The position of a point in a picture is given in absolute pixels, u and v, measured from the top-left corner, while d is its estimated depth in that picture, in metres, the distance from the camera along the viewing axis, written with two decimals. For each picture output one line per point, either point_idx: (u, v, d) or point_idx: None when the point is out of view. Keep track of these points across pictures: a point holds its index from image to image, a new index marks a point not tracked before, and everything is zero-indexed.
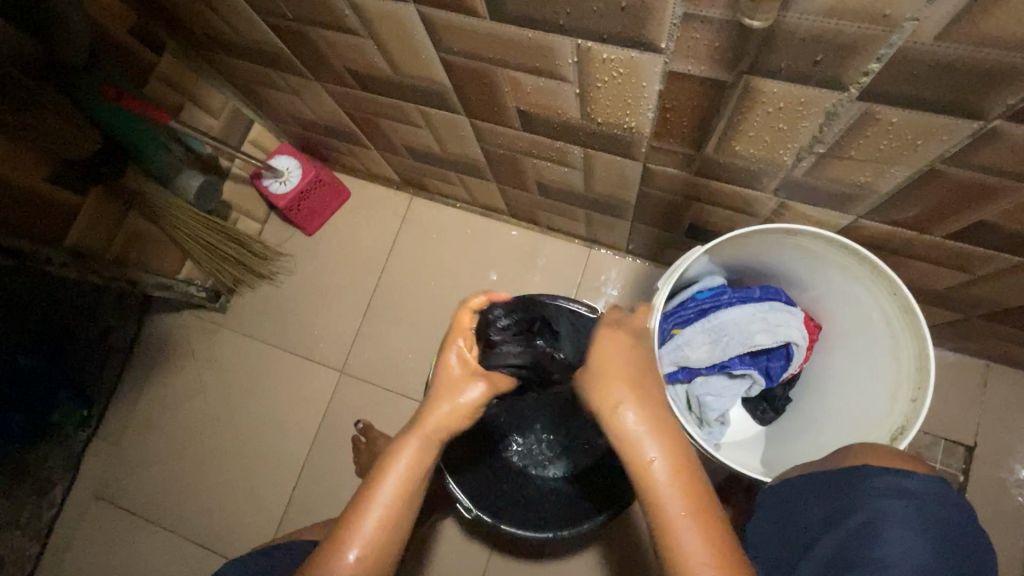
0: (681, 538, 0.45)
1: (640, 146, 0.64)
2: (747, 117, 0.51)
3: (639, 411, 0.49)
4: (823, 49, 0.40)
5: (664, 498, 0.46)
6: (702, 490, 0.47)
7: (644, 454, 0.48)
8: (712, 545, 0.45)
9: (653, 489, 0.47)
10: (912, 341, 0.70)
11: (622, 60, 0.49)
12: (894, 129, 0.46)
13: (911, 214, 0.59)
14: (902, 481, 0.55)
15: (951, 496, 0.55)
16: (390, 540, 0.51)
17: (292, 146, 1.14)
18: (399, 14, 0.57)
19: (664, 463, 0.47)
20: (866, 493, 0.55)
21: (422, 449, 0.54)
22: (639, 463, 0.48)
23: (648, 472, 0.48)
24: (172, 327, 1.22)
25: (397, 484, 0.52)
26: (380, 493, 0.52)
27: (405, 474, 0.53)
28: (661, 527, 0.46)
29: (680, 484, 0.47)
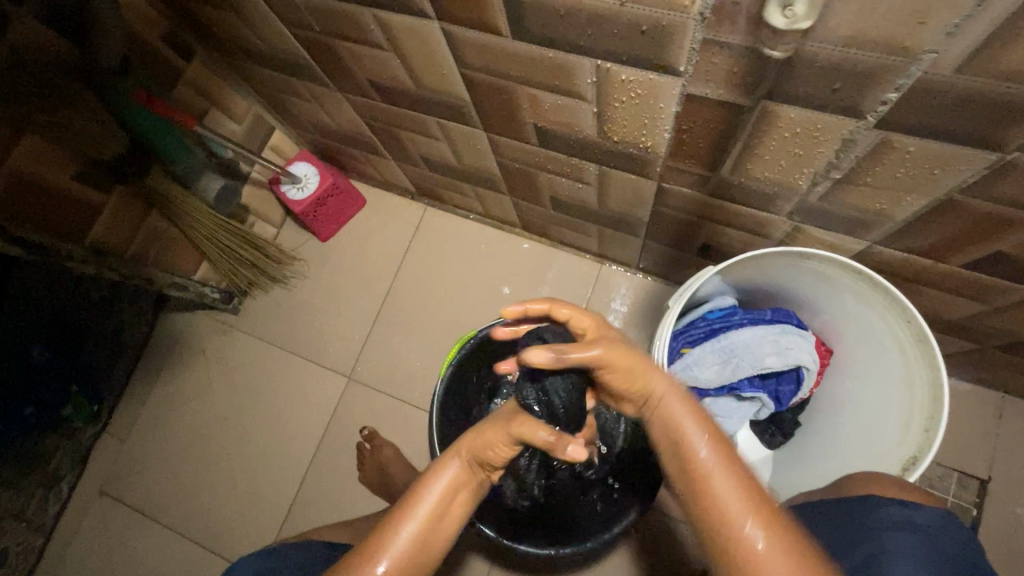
0: (718, 494, 0.44)
1: (655, 166, 0.65)
2: (763, 141, 0.52)
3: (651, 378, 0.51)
4: (842, 77, 0.41)
5: (696, 458, 0.46)
6: (732, 453, 0.47)
7: (676, 423, 0.49)
8: (747, 492, 0.44)
9: (686, 449, 0.47)
10: (926, 370, 0.69)
11: (640, 82, 0.50)
12: (910, 158, 0.46)
13: (928, 242, 0.58)
14: (913, 515, 0.54)
15: (964, 534, 0.54)
16: (424, 556, 0.50)
17: (311, 153, 1.16)
18: (423, 31, 0.59)
19: (692, 425, 0.48)
20: (875, 523, 0.55)
21: (460, 476, 0.54)
22: (673, 429, 0.48)
23: (676, 436, 0.48)
24: (185, 327, 1.24)
25: (438, 496, 0.52)
26: (422, 505, 0.52)
27: (449, 491, 0.53)
28: (695, 487, 0.46)
29: (711, 441, 0.47)
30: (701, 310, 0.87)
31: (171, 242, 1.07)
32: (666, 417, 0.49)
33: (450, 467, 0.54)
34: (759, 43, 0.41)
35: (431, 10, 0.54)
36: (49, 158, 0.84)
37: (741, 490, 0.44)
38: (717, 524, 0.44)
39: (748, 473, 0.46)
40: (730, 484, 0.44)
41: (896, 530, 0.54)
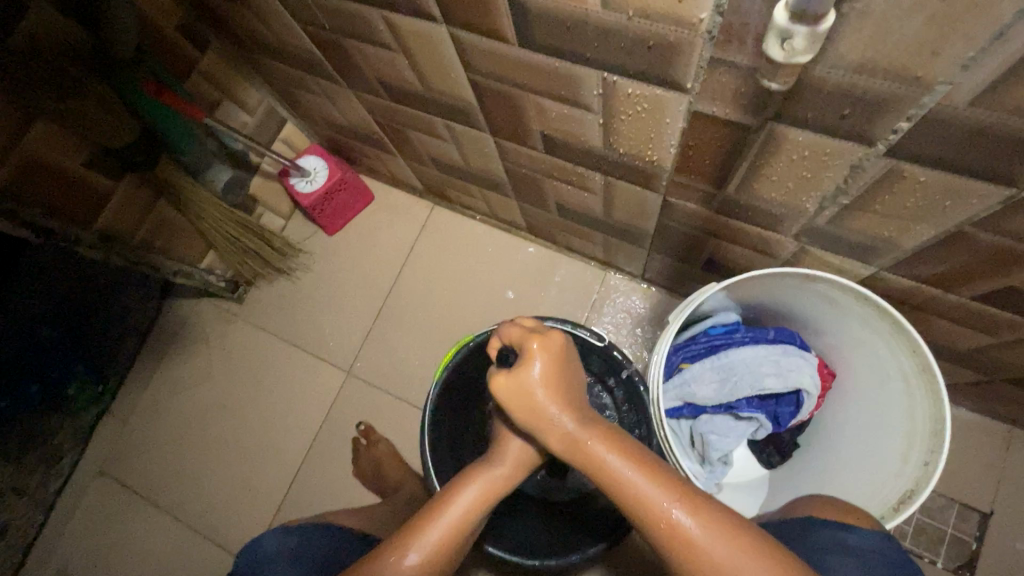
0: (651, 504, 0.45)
1: (660, 179, 0.64)
2: (770, 162, 0.51)
3: (574, 413, 0.50)
4: (851, 104, 0.39)
5: (620, 483, 0.47)
6: (649, 460, 0.47)
7: (598, 451, 0.48)
8: (673, 490, 0.45)
9: (614, 477, 0.47)
10: (929, 402, 0.68)
11: (647, 96, 0.49)
12: (921, 188, 0.45)
13: (937, 271, 0.57)
14: (845, 537, 0.56)
15: (900, 559, 0.55)
16: (451, 552, 0.52)
17: (321, 147, 1.16)
18: (431, 35, 0.58)
19: (609, 445, 0.48)
20: (814, 545, 0.56)
21: (483, 497, 0.54)
22: (595, 460, 0.48)
23: (600, 464, 0.48)
24: (190, 313, 1.25)
25: (460, 514, 0.52)
26: (452, 510, 0.52)
27: (472, 509, 0.53)
28: (629, 509, 0.46)
29: (634, 463, 0.47)
30: (702, 325, 0.86)
31: (179, 230, 1.08)
32: (587, 451, 0.49)
33: (472, 488, 0.54)
34: (760, 73, 0.40)
35: (439, 15, 0.54)
36: (61, 143, 0.85)
37: (666, 489, 0.45)
38: (664, 538, 0.44)
39: (664, 473, 0.46)
40: (657, 488, 0.45)
41: (833, 553, 0.54)
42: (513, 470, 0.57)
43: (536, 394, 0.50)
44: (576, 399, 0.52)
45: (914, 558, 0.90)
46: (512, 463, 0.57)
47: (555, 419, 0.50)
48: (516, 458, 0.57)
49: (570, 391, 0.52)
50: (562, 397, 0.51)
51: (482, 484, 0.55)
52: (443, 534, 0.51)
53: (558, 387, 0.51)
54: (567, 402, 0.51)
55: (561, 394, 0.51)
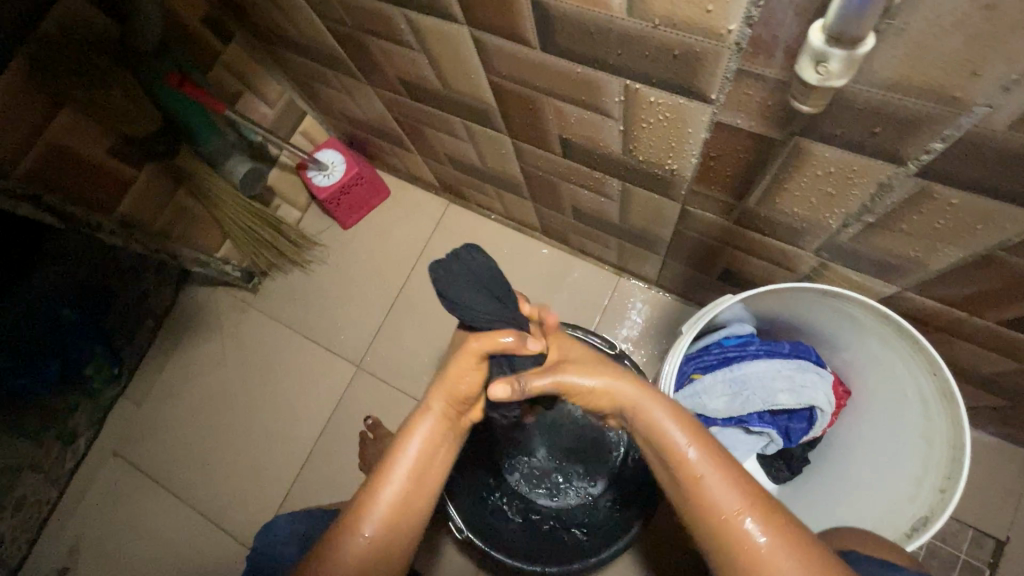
0: (717, 500, 0.48)
1: (679, 188, 0.63)
2: (794, 176, 0.49)
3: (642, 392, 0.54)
4: (882, 122, 0.38)
5: (698, 477, 0.49)
6: (730, 462, 0.50)
7: (676, 442, 0.51)
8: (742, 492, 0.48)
9: (686, 468, 0.50)
10: (948, 427, 0.66)
11: (669, 105, 0.48)
12: (951, 210, 0.44)
13: (964, 294, 0.55)
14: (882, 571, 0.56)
15: None
16: (405, 516, 0.55)
17: (339, 141, 1.17)
18: (452, 35, 0.58)
19: (689, 437, 0.51)
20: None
21: (433, 431, 0.56)
22: (673, 448, 0.50)
23: (674, 451, 0.51)
24: (205, 300, 1.27)
25: (415, 451, 0.55)
26: (394, 472, 0.55)
27: (425, 445, 0.56)
28: (697, 501, 0.49)
29: (709, 457, 0.50)
30: (716, 335, 0.85)
31: (197, 219, 1.09)
32: (663, 438, 0.51)
33: (408, 452, 0.55)
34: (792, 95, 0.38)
35: (460, 16, 0.53)
36: (86, 131, 0.86)
37: (741, 496, 0.48)
38: (720, 533, 0.48)
39: (746, 482, 0.49)
40: (734, 493, 0.48)
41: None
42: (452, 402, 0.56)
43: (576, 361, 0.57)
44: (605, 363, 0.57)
45: None
46: (449, 392, 0.56)
47: (612, 387, 0.55)
48: (446, 388, 0.56)
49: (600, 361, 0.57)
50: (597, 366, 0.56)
51: (430, 419, 0.56)
52: (391, 505, 0.54)
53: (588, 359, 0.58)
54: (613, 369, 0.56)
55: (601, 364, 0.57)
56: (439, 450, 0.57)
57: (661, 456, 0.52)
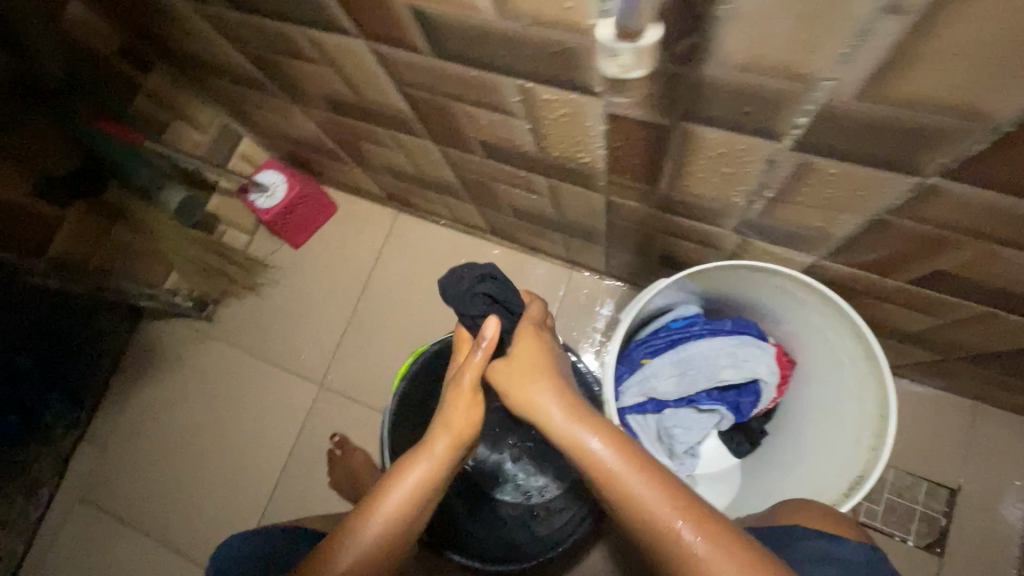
0: (640, 493, 0.47)
1: (598, 179, 0.64)
2: (692, 160, 0.51)
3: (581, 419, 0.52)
4: (750, 102, 0.39)
5: (623, 483, 0.48)
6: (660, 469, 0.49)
7: (588, 445, 0.50)
8: (658, 485, 0.47)
9: (608, 474, 0.49)
10: (876, 386, 0.68)
11: (563, 101, 0.49)
12: (835, 180, 0.45)
13: (872, 258, 0.57)
14: (831, 547, 0.58)
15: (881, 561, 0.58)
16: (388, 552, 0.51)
17: (279, 161, 1.16)
18: (352, 50, 0.58)
19: (605, 442, 0.50)
20: (798, 553, 0.58)
21: (433, 471, 0.54)
22: (587, 454, 0.50)
23: (591, 457, 0.50)
24: (162, 334, 1.25)
25: (410, 488, 0.52)
26: (386, 506, 0.51)
27: (422, 483, 0.53)
28: (635, 507, 0.47)
29: (623, 457, 0.49)
30: (663, 319, 0.86)
31: (138, 253, 1.08)
32: (577, 441, 0.51)
33: (406, 482, 0.53)
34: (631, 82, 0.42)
35: (352, 30, 0.53)
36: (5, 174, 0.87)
37: (664, 494, 0.47)
38: (655, 534, 0.46)
39: (665, 477, 0.48)
40: (655, 489, 0.47)
41: (818, 563, 0.57)
42: (454, 441, 0.55)
43: (526, 374, 0.56)
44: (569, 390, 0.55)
45: (885, 537, 0.91)
46: (453, 424, 0.56)
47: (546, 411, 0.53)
48: (455, 425, 0.56)
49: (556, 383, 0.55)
50: (557, 394, 0.54)
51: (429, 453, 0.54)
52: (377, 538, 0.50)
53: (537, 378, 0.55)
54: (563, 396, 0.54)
55: (555, 382, 0.56)
56: (434, 489, 0.54)
57: (591, 473, 0.50)
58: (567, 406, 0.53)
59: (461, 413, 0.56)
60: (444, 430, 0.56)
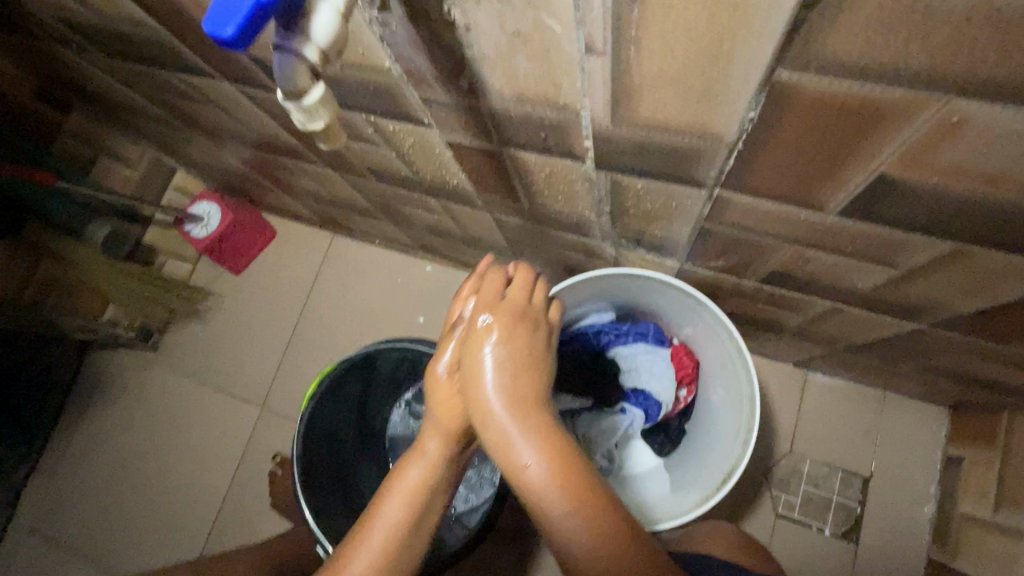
0: (558, 520, 0.48)
1: (475, 198, 0.68)
2: (532, 181, 0.54)
3: (532, 433, 0.49)
4: (541, 128, 0.42)
5: (548, 508, 0.48)
6: (596, 497, 0.48)
7: (519, 458, 0.49)
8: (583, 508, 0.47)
9: (532, 491, 0.48)
10: (746, 384, 0.73)
11: (405, 130, 0.53)
12: (648, 193, 0.49)
13: (721, 262, 0.60)
14: None
15: None
16: None
17: (214, 191, 1.19)
18: (225, 90, 0.62)
19: (538, 461, 0.48)
20: None
21: (410, 508, 0.54)
22: (517, 468, 0.49)
23: (525, 476, 0.48)
24: (108, 364, 1.27)
25: (386, 529, 0.53)
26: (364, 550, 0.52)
27: (395, 525, 0.53)
28: (561, 530, 0.48)
29: (554, 478, 0.48)
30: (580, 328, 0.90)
31: (72, 289, 1.10)
32: (512, 457, 0.49)
33: (378, 524, 0.53)
34: (452, 114, 0.46)
35: (216, 74, 0.57)
36: None
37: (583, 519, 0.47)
38: (574, 553, 0.47)
39: (591, 499, 0.48)
40: (576, 514, 0.47)
41: None
42: (428, 471, 0.56)
43: (478, 376, 0.52)
44: (524, 397, 0.51)
45: (803, 528, 0.94)
46: (440, 432, 0.56)
47: (490, 413, 0.51)
48: (428, 456, 0.56)
49: (516, 386, 0.52)
50: (508, 402, 0.51)
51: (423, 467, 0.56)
52: None
53: (500, 380, 0.52)
54: (517, 405, 0.51)
55: (507, 388, 0.51)
56: (409, 528, 0.54)
57: (525, 492, 0.49)
58: (512, 417, 0.50)
59: (445, 417, 0.56)
60: (430, 440, 0.56)
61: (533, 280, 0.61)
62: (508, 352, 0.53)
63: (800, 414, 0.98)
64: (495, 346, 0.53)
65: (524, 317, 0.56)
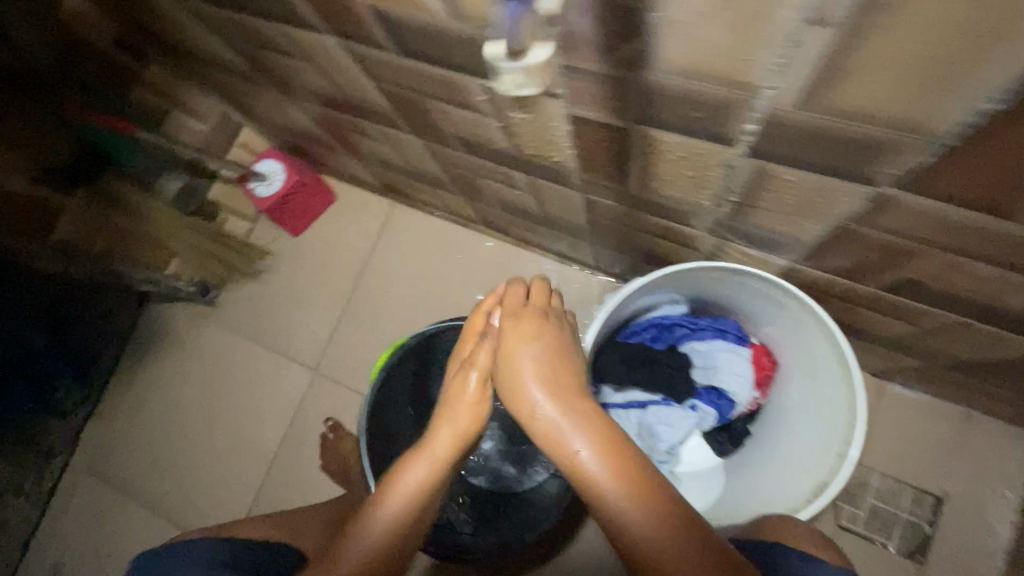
0: (617, 507, 0.48)
1: (573, 177, 0.64)
2: (655, 163, 0.51)
3: (580, 421, 0.50)
4: (700, 109, 0.39)
5: (606, 494, 0.48)
6: (654, 483, 0.48)
7: (572, 448, 0.49)
8: (642, 495, 0.47)
9: (586, 479, 0.49)
10: (848, 394, 0.68)
11: (525, 100, 0.49)
12: (795, 187, 0.44)
13: (842, 263, 0.56)
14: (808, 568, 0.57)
15: None
16: None
17: (278, 150, 1.17)
18: (326, 45, 0.58)
19: (592, 449, 0.49)
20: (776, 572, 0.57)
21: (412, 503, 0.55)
22: (570, 458, 0.49)
23: (578, 465, 0.49)
24: (165, 316, 1.29)
25: (390, 520, 0.54)
26: (368, 539, 0.53)
27: (402, 516, 0.54)
28: (616, 518, 0.48)
29: (609, 466, 0.48)
30: (648, 317, 0.88)
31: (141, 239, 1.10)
32: (564, 446, 0.50)
33: (385, 516, 0.54)
34: (597, 90, 0.42)
35: (324, 27, 0.54)
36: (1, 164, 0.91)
37: (644, 506, 0.47)
38: (632, 541, 0.47)
39: (649, 486, 0.48)
40: (635, 502, 0.47)
41: None
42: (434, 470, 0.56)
43: (520, 370, 0.53)
44: (569, 390, 0.52)
45: (865, 541, 0.91)
46: (454, 430, 0.57)
47: (536, 406, 0.51)
48: (437, 455, 0.57)
49: (557, 378, 0.52)
50: (551, 392, 0.51)
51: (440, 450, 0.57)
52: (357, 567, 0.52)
53: (540, 372, 0.52)
54: (563, 396, 0.51)
55: (551, 381, 0.52)
56: (412, 519, 0.55)
57: (579, 480, 0.49)
58: (558, 408, 0.51)
59: (462, 417, 0.57)
60: (444, 429, 0.57)
61: (550, 290, 0.62)
62: (546, 348, 0.54)
63: (872, 425, 0.94)
64: (534, 342, 0.54)
65: (549, 317, 0.58)
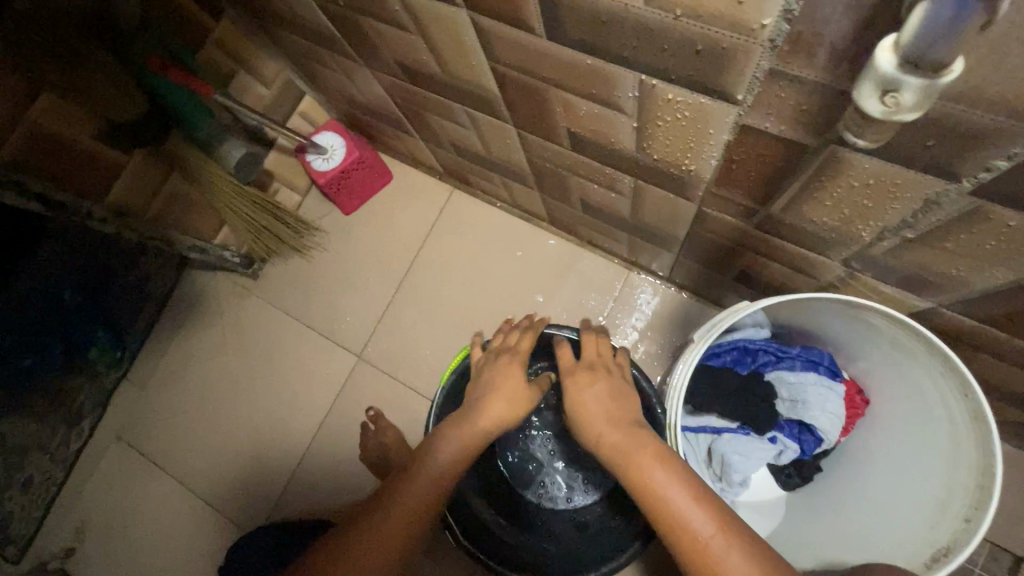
0: (677, 509, 0.53)
1: (697, 189, 0.58)
2: (826, 186, 0.45)
3: (640, 440, 0.60)
4: (938, 134, 0.34)
5: (666, 496, 0.54)
6: (706, 492, 0.55)
7: (634, 458, 0.58)
8: (699, 500, 0.54)
9: (643, 482, 0.56)
10: (977, 453, 0.62)
11: (689, 104, 0.43)
12: (1009, 232, 0.39)
13: (1003, 312, 0.51)
14: None
15: None
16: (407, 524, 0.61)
17: (338, 123, 1.12)
18: (450, 18, 0.52)
19: (651, 458, 0.57)
20: None
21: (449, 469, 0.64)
22: (631, 467, 0.58)
23: (639, 473, 0.57)
24: (205, 285, 1.24)
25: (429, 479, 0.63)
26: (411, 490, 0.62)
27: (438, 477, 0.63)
28: (674, 521, 0.53)
29: (666, 470, 0.56)
30: (733, 338, 0.82)
31: (194, 207, 1.09)
32: (627, 458, 0.59)
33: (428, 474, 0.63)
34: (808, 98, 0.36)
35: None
36: (69, 113, 0.85)
37: (703, 510, 0.53)
38: (688, 542, 0.52)
39: (708, 497, 0.54)
40: (694, 504, 0.53)
41: None
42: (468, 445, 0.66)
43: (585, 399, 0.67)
44: (628, 419, 0.63)
45: None
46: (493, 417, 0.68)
47: (601, 430, 0.63)
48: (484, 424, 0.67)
49: (615, 413, 0.64)
50: (611, 422, 0.63)
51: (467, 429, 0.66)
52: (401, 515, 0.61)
53: (601, 406, 0.65)
54: (622, 422, 0.63)
55: (613, 413, 0.64)
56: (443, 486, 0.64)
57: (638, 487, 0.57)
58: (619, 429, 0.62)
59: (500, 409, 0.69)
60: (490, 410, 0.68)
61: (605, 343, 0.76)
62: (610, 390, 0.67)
63: None
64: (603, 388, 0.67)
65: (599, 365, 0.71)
